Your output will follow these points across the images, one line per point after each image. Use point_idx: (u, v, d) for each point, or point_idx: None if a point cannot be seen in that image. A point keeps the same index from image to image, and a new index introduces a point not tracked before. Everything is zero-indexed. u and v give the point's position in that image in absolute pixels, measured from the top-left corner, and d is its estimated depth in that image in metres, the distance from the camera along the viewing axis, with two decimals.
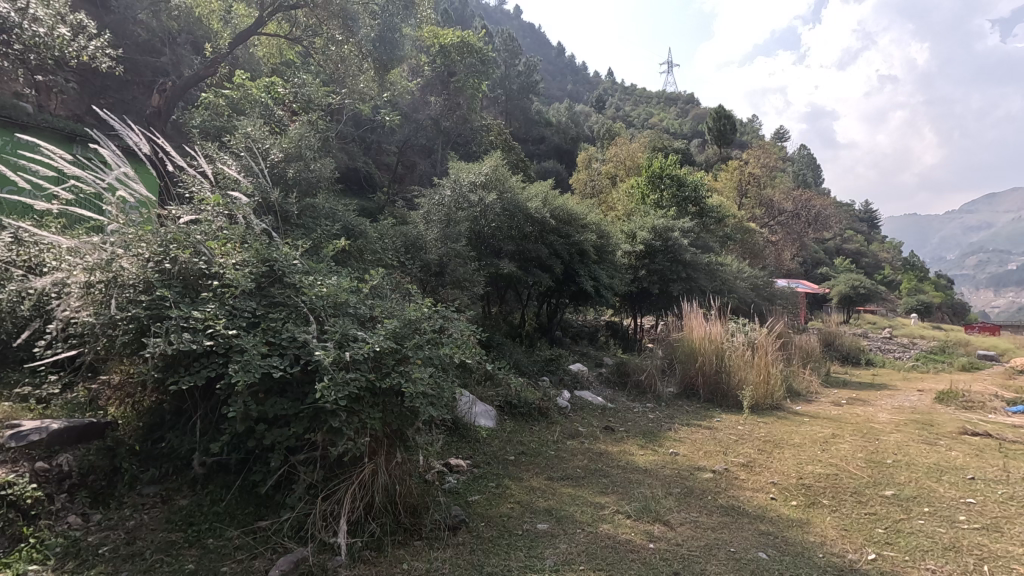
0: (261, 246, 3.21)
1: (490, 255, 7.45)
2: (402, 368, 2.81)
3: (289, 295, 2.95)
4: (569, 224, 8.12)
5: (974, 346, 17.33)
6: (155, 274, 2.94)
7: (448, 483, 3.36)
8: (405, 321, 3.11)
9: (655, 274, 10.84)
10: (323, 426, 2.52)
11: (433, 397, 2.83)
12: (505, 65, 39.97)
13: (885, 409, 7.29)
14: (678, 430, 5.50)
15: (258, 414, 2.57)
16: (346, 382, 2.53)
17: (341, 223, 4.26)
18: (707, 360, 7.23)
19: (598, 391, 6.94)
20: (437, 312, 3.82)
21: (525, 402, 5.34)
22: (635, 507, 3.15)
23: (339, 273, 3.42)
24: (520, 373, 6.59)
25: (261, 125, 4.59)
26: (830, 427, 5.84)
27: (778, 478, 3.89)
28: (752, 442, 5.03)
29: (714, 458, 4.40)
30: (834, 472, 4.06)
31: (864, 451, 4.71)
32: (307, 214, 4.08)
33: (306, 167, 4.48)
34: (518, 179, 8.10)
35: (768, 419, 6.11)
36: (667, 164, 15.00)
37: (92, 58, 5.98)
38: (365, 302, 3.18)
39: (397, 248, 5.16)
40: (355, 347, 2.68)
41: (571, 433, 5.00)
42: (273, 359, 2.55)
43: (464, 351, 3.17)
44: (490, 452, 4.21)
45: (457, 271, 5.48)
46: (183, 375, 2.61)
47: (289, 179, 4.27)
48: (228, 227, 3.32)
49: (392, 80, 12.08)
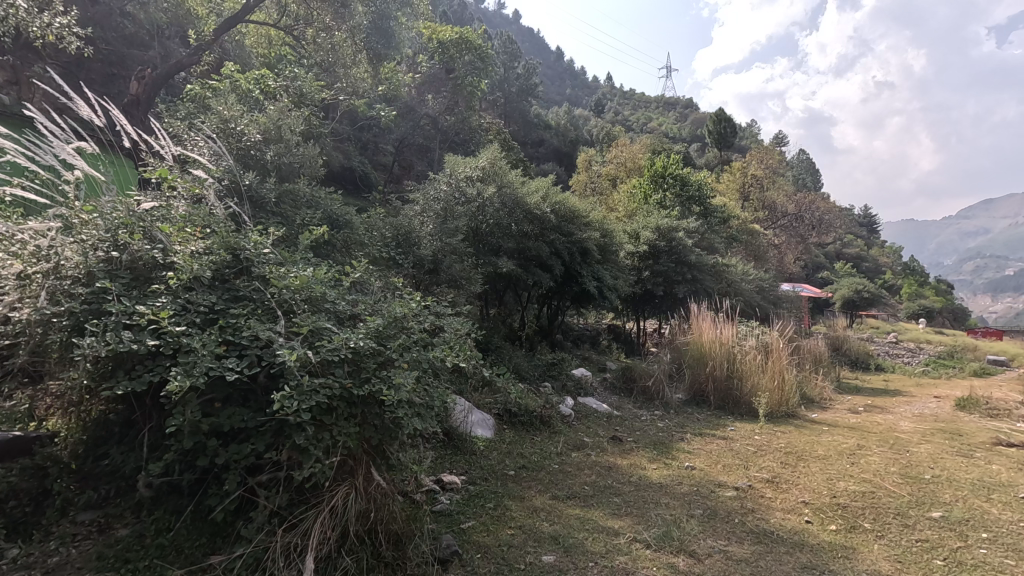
0: (227, 233, 2.79)
1: (488, 253, 7.02)
2: (385, 373, 2.43)
3: (255, 288, 2.55)
4: (572, 221, 7.71)
5: (981, 351, 16.97)
6: (99, 264, 2.53)
7: (439, 504, 2.96)
8: (391, 318, 2.73)
9: (659, 276, 10.49)
10: (287, 442, 2.15)
11: (419, 407, 2.46)
12: (504, 67, 39.71)
13: (906, 417, 6.90)
14: (690, 440, 5.08)
15: (211, 428, 2.17)
16: (314, 390, 2.16)
17: (323, 212, 3.80)
18: (717, 364, 6.82)
19: (603, 398, 6.53)
20: (431, 312, 3.42)
21: (526, 409, 4.93)
22: (655, 534, 2.73)
23: (317, 265, 3.01)
24: (519, 379, 6.18)
25: (237, 104, 4.16)
26: (853, 437, 5.44)
27: (809, 498, 3.47)
28: (773, 455, 4.62)
29: (735, 472, 3.98)
30: (870, 490, 3.65)
31: (897, 465, 4.31)
32: (287, 203, 3.60)
33: (285, 151, 4.01)
34: (518, 173, 7.69)
35: (785, 428, 5.71)
36: (670, 163, 14.64)
37: (62, 39, 5.57)
38: (346, 298, 2.78)
39: (388, 244, 4.75)
40: (327, 348, 2.30)
41: (576, 444, 4.59)
42: (229, 361, 2.15)
43: (461, 353, 2.78)
44: (488, 466, 3.83)
45: (453, 268, 5.08)
46: (122, 380, 2.20)
47: (266, 165, 3.78)
48: (190, 210, 2.92)
49: (387, 75, 11.71)
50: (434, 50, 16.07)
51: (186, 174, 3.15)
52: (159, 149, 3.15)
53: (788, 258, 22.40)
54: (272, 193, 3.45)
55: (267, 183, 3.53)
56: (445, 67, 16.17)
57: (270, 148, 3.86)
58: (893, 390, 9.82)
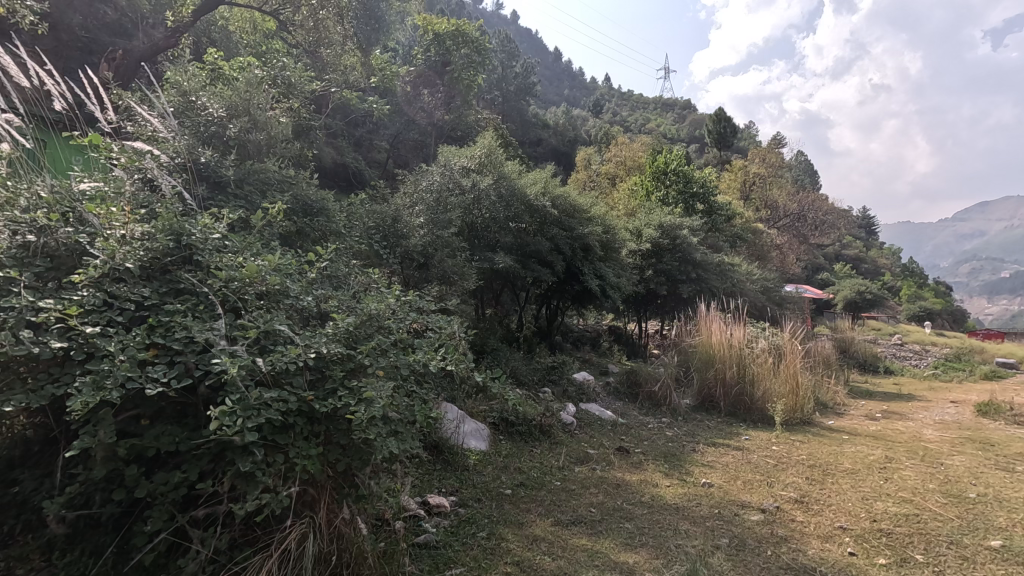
0: (170, 215, 2.32)
1: (484, 249, 6.57)
2: (354, 382, 2.01)
3: (198, 279, 2.10)
4: (573, 216, 7.30)
5: (990, 353, 16.59)
6: (7, 249, 2.04)
7: (423, 534, 2.54)
8: (366, 314, 2.29)
9: (662, 275, 10.13)
10: (228, 471, 1.71)
11: (394, 424, 2.03)
12: (501, 66, 39.31)
13: (927, 424, 6.49)
14: (703, 451, 4.65)
15: (132, 452, 1.72)
16: (262, 406, 1.73)
17: (293, 196, 3.34)
18: (727, 367, 6.40)
19: (607, 404, 6.11)
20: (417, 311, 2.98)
21: (525, 418, 4.51)
22: (679, 573, 2.32)
23: (281, 255, 2.57)
24: (517, 384, 5.74)
25: (202, 76, 3.69)
26: (878, 448, 5.03)
27: (847, 522, 3.05)
28: (796, 468, 4.20)
29: (757, 491, 3.56)
30: (914, 512, 3.24)
31: (935, 480, 3.90)
32: (253, 185, 3.13)
33: (253, 128, 3.53)
34: (515, 165, 7.26)
35: (803, 437, 5.30)
36: (672, 158, 14.20)
37: (18, 11, 5.09)
38: (310, 294, 2.34)
39: (372, 235, 4.31)
40: (281, 354, 1.87)
41: (579, 457, 4.16)
42: (155, 369, 1.71)
43: (450, 358, 2.34)
44: (482, 485, 3.41)
45: (444, 263, 4.66)
46: (18, 392, 1.73)
47: (229, 142, 3.30)
48: (117, 178, 2.40)
49: (380, 65, 11.27)
50: (430, 43, 15.64)
51: (126, 144, 2.66)
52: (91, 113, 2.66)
53: (790, 257, 22.02)
54: (232, 171, 2.98)
55: (228, 159, 3.06)
56: (442, 60, 15.86)
57: (234, 121, 3.37)
58: (906, 395, 9.42)
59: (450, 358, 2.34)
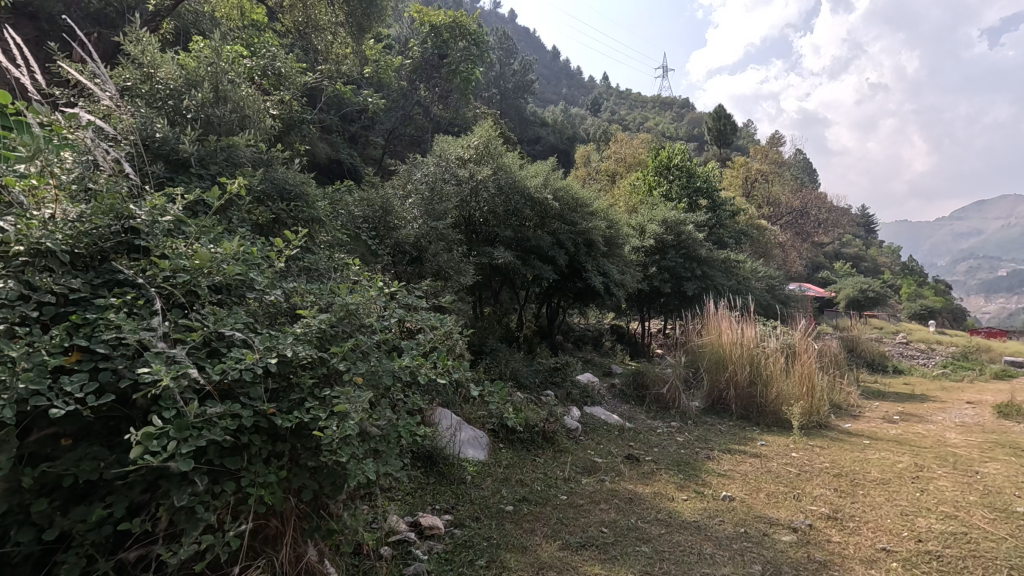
0: (112, 193, 1.96)
1: (482, 244, 6.24)
2: (324, 391, 1.69)
3: (141, 270, 1.75)
4: (575, 209, 6.97)
5: (997, 352, 16.30)
6: None
7: (412, 564, 2.20)
8: (346, 310, 1.96)
9: (666, 271, 9.80)
10: (162, 505, 1.37)
11: (372, 439, 1.72)
12: (499, 63, 38.94)
13: (948, 427, 6.19)
14: (719, 459, 4.31)
15: (39, 482, 1.36)
16: (207, 424, 1.41)
17: (268, 179, 3.00)
18: (738, 368, 6.08)
19: (612, 407, 5.78)
20: (406, 309, 2.64)
21: (527, 424, 4.17)
22: None
23: (248, 242, 2.23)
24: (518, 386, 5.41)
25: (166, 48, 3.32)
26: (904, 454, 4.72)
27: (890, 543, 2.73)
28: (820, 478, 3.87)
29: (784, 505, 3.23)
30: (962, 531, 2.91)
31: (974, 491, 3.58)
32: (218, 165, 2.77)
33: (220, 103, 3.16)
34: (514, 156, 6.92)
35: (823, 443, 4.98)
36: (674, 153, 13.87)
37: None
38: (278, 288, 2.01)
39: (360, 226, 3.97)
40: (234, 358, 1.54)
41: (586, 467, 3.83)
42: (70, 380, 1.36)
43: (444, 360, 2.01)
44: (480, 501, 3.08)
45: (439, 257, 4.32)
46: None
47: (190, 116, 2.93)
48: (34, 142, 1.99)
49: (374, 56, 10.89)
50: (426, 34, 15.28)
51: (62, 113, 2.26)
52: (17, 79, 2.15)
53: (793, 255, 21.72)
54: (191, 145, 2.61)
55: (188, 131, 2.70)
56: (438, 53, 15.48)
57: (196, 93, 3.00)
58: (919, 395, 9.11)
59: (444, 360, 2.01)
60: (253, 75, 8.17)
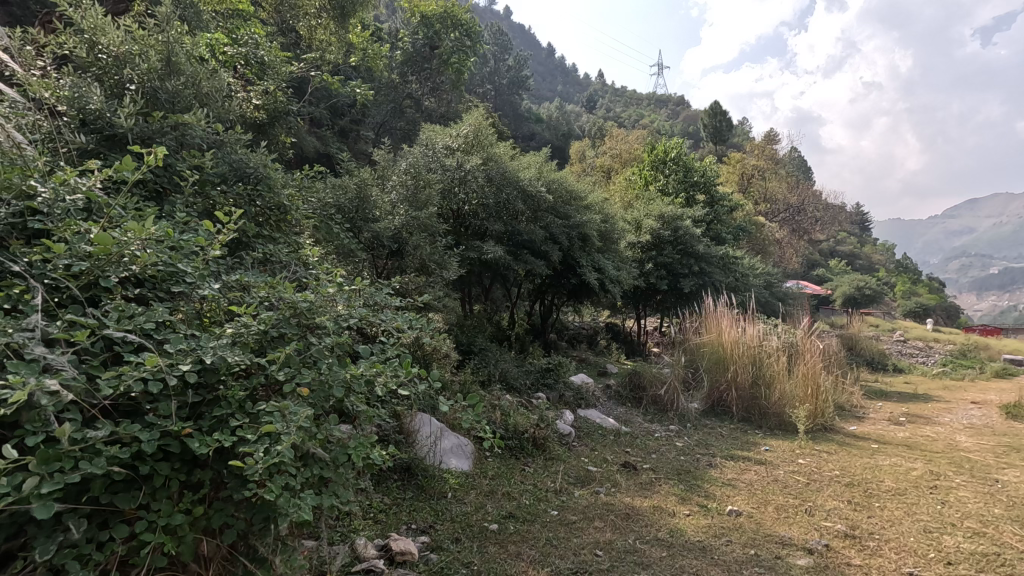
0: (14, 166, 1.64)
1: (472, 238, 5.94)
2: (257, 407, 1.40)
3: (35, 255, 1.44)
4: (569, 202, 6.68)
5: (996, 350, 16.10)
6: None
7: None
8: (291, 307, 1.66)
9: (662, 268, 9.53)
10: (32, 556, 1.07)
11: (316, 464, 1.43)
12: (493, 58, 38.56)
13: (958, 429, 5.94)
14: (721, 467, 4.02)
15: None
16: (92, 452, 1.11)
17: (225, 162, 2.70)
18: (740, 368, 5.79)
19: (607, 410, 5.50)
20: (374, 306, 2.34)
21: (516, 431, 3.87)
22: None
23: (184, 230, 1.93)
24: (508, 388, 5.12)
25: (114, 16, 2.99)
26: (916, 460, 4.44)
27: (918, 567, 2.45)
28: (832, 489, 3.59)
29: (796, 520, 2.95)
30: (994, 551, 2.64)
31: (999, 504, 3.31)
32: (164, 143, 2.44)
33: (173, 76, 2.84)
34: (505, 145, 6.62)
35: (830, 448, 4.71)
36: (671, 147, 13.59)
37: None
38: (212, 281, 1.72)
39: (336, 217, 3.67)
40: (138, 367, 1.24)
41: (579, 477, 3.54)
42: None
43: (409, 365, 1.70)
44: (462, 518, 2.79)
45: (422, 250, 4.02)
46: None
47: (133, 88, 2.60)
48: None
49: (362, 45, 10.54)
50: (417, 25, 14.92)
51: None
52: None
53: (790, 252, 21.52)
54: (129, 118, 2.29)
55: (127, 103, 2.37)
56: (430, 44, 15.13)
57: (143, 64, 2.68)
58: (923, 394, 8.88)
59: (409, 365, 1.70)
60: (235, 63, 7.85)
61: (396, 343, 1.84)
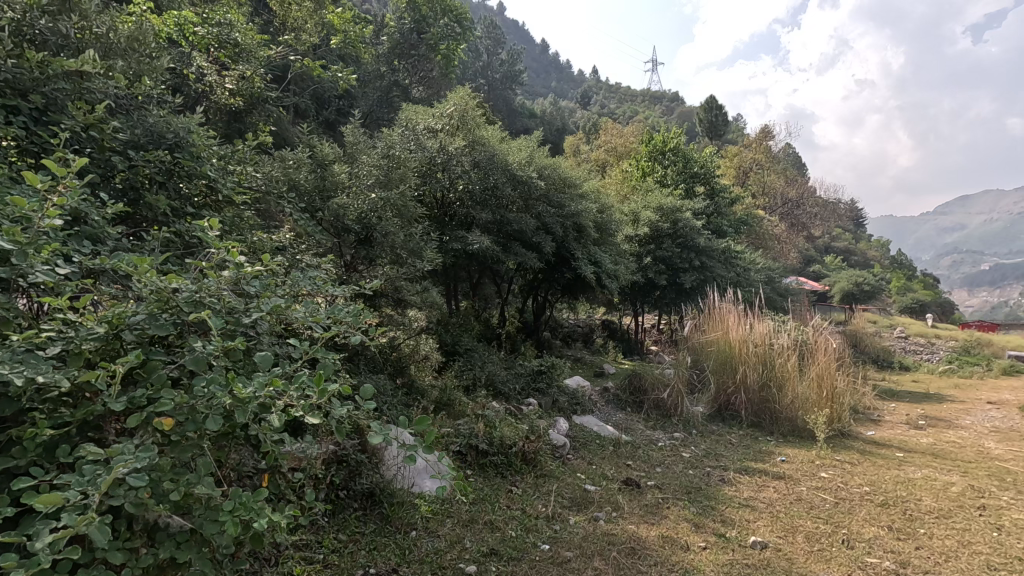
0: None
1: (457, 228, 5.43)
2: (68, 457, 0.90)
3: None
4: (563, 189, 6.18)
5: (1000, 346, 15.74)
6: None
7: None
8: (157, 298, 1.18)
9: (661, 262, 9.06)
10: None
11: (167, 546, 0.92)
12: (486, 52, 37.98)
13: (982, 434, 5.50)
14: (735, 484, 3.55)
15: None
16: None
17: (140, 125, 2.22)
18: (749, 368, 5.31)
19: (605, 416, 5.02)
20: (304, 295, 1.85)
21: (502, 445, 3.37)
22: None
23: (35, 196, 1.44)
24: (496, 393, 4.62)
25: None
26: (951, 472, 3.99)
27: None
28: (866, 510, 3.12)
29: (833, 556, 2.48)
30: None
31: None
32: (48, 96, 1.96)
33: (70, 18, 2.31)
34: (494, 127, 6.10)
35: (853, 459, 4.24)
36: (669, 137, 13.08)
37: None
38: (51, 263, 1.22)
39: (291, 199, 3.16)
40: None
41: (575, 500, 3.05)
42: None
43: (326, 379, 1.17)
44: (433, 558, 2.28)
45: (394, 238, 3.51)
46: None
47: (8, 25, 2.05)
48: None
49: (345, 27, 9.97)
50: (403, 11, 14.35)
51: None
52: None
53: (788, 247, 21.14)
54: None
55: None
56: (418, 31, 14.57)
57: None
58: (934, 394, 8.46)
59: (326, 379, 1.16)
60: (206, 44, 7.29)
61: (316, 345, 1.32)
